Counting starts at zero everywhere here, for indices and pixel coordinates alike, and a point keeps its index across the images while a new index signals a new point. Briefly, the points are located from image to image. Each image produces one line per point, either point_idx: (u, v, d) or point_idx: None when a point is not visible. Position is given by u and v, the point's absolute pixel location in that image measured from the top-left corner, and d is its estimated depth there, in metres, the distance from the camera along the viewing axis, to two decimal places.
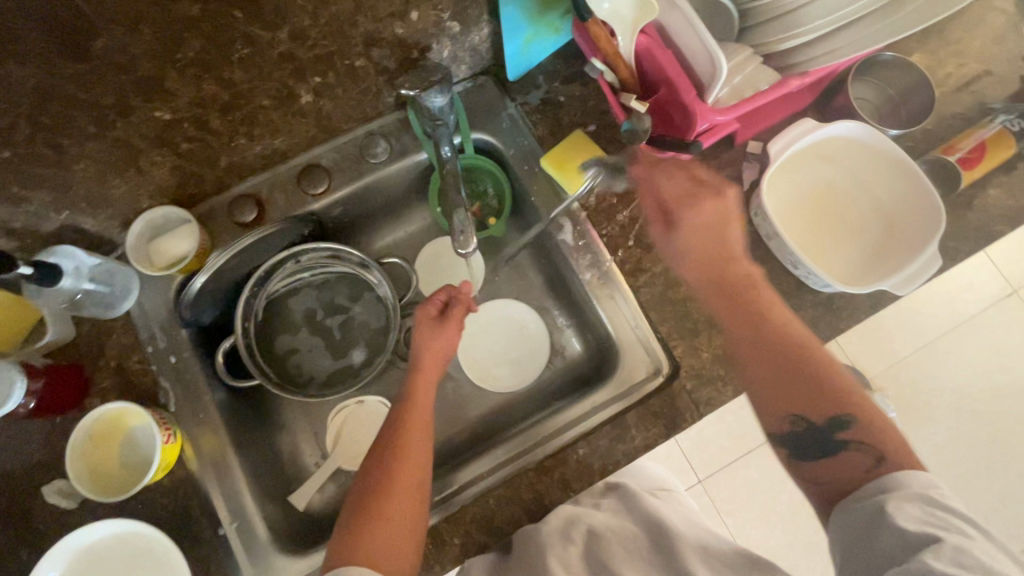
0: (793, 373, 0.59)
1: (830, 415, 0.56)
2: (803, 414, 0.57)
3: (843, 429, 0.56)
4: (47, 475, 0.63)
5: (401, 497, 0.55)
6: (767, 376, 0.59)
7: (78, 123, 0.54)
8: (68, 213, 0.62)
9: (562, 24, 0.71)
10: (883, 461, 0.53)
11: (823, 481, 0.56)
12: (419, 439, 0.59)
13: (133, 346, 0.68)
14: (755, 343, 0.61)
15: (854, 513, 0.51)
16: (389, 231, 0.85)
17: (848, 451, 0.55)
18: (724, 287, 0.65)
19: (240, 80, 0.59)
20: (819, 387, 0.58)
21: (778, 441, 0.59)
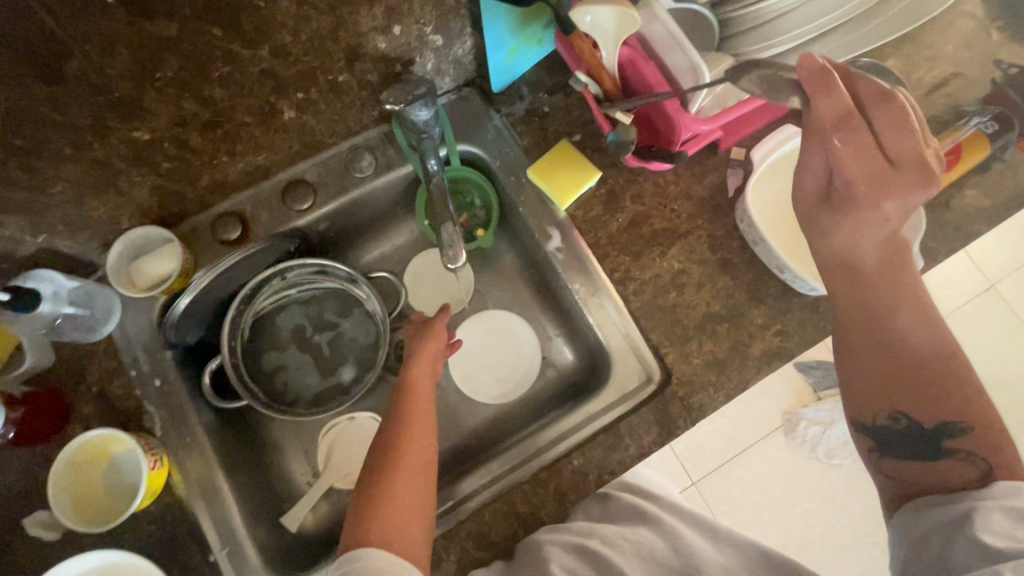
0: (914, 370, 0.55)
1: (943, 420, 0.53)
2: (908, 412, 0.55)
3: (952, 437, 0.53)
4: (28, 507, 0.61)
5: (409, 475, 0.58)
6: (879, 370, 0.56)
7: (54, 145, 0.53)
8: (45, 236, 0.61)
9: (545, 36, 0.71)
10: (987, 475, 0.50)
11: (912, 483, 0.54)
12: (420, 422, 0.62)
13: (115, 370, 0.67)
14: (881, 336, 0.56)
15: (931, 516, 0.50)
16: (376, 244, 0.84)
17: (949, 460, 0.52)
18: (856, 275, 0.57)
19: (220, 98, 0.59)
20: (942, 390, 0.54)
21: (869, 429, 0.57)
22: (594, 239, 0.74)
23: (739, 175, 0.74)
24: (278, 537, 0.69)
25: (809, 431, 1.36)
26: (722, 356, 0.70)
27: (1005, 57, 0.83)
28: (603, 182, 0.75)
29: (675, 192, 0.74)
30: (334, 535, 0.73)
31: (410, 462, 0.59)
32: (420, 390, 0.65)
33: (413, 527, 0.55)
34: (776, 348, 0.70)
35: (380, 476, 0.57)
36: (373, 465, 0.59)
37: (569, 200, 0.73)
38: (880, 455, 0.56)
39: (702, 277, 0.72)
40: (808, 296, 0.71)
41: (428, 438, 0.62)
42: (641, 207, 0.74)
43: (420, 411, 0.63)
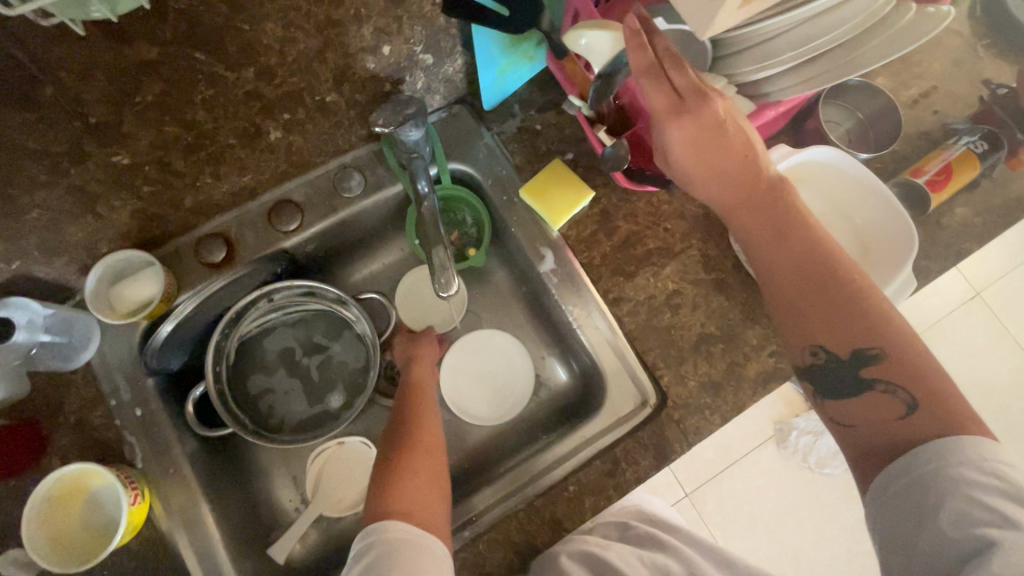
0: (821, 302, 0.53)
1: (856, 348, 0.52)
2: (829, 345, 0.53)
3: (868, 365, 0.51)
4: (2, 545, 0.59)
5: (423, 450, 0.59)
6: (787, 298, 0.55)
7: (28, 172, 0.51)
8: (20, 263, 0.58)
9: (536, 53, 0.70)
10: (916, 409, 0.48)
11: (856, 425, 0.52)
12: (428, 407, 0.65)
13: (95, 399, 0.64)
14: (783, 263, 0.55)
15: (891, 494, 0.46)
16: (366, 263, 0.83)
17: (875, 392, 0.50)
18: (755, 204, 0.57)
19: (204, 120, 0.57)
20: (850, 316, 0.52)
21: (806, 373, 0.55)
22: (588, 259, 0.73)
23: None
24: (265, 569, 0.67)
25: (801, 441, 1.35)
26: (718, 378, 0.69)
27: (992, 75, 0.83)
28: (597, 202, 0.74)
29: (668, 212, 0.74)
30: (323, 564, 0.71)
31: (423, 439, 0.60)
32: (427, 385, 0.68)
33: (436, 506, 0.55)
34: (771, 368, 0.69)
35: (395, 450, 0.59)
36: (388, 444, 0.61)
37: (562, 219, 0.72)
38: (823, 398, 0.54)
39: (697, 298, 0.71)
40: None
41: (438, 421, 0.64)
42: (635, 226, 0.73)
43: (428, 400, 0.66)
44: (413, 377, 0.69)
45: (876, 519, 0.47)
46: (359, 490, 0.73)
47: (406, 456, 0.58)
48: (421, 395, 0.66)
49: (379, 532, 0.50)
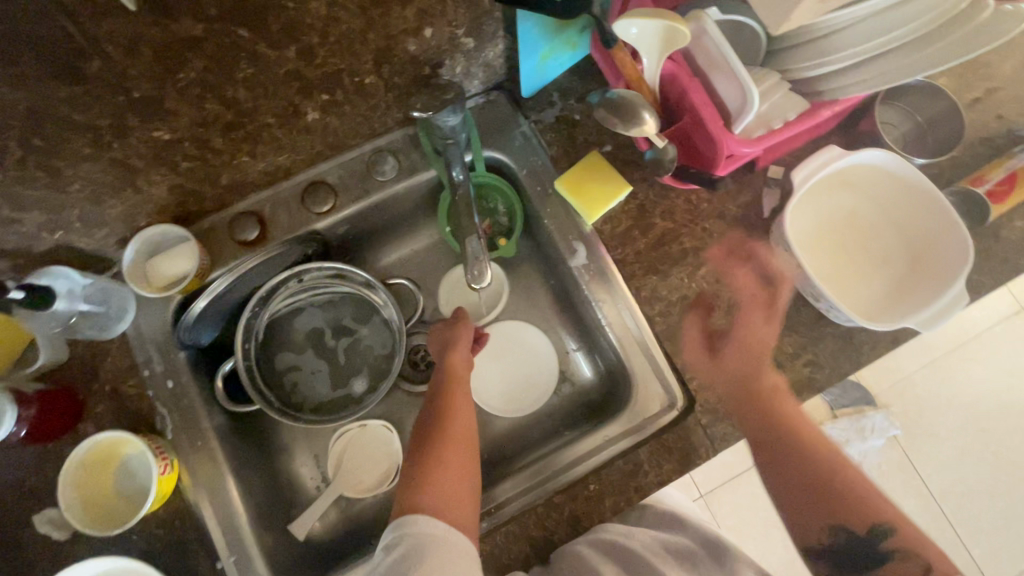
0: (828, 495, 0.59)
1: (870, 524, 0.57)
2: (850, 527, 0.57)
3: (885, 539, 0.56)
4: (39, 504, 0.61)
5: (452, 442, 0.58)
6: (795, 486, 0.60)
7: (72, 145, 0.51)
8: (62, 233, 0.59)
9: (579, 40, 0.68)
10: (929, 570, 0.54)
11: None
12: (461, 397, 0.63)
13: (129, 369, 0.66)
14: (790, 458, 0.61)
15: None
16: (395, 247, 0.82)
17: (893, 561, 0.56)
18: (760, 407, 0.63)
19: (243, 99, 0.56)
20: (849, 501, 0.58)
21: (823, 553, 0.59)
22: (621, 255, 0.71)
23: (777, 195, 0.72)
24: (285, 544, 0.68)
25: None
26: None
27: None
28: (634, 197, 0.72)
29: (707, 211, 0.72)
30: (342, 543, 0.72)
31: (452, 431, 0.59)
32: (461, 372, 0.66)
33: (465, 502, 0.54)
34: (805, 378, 0.67)
35: (425, 441, 0.59)
36: (421, 432, 0.60)
37: (597, 214, 0.70)
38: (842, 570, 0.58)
39: (732, 301, 0.69)
40: (842, 325, 0.69)
41: (470, 412, 0.62)
42: (672, 224, 0.71)
43: (460, 390, 0.64)
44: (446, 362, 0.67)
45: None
46: (380, 471, 0.74)
47: (434, 448, 0.57)
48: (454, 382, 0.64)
49: (400, 535, 0.50)
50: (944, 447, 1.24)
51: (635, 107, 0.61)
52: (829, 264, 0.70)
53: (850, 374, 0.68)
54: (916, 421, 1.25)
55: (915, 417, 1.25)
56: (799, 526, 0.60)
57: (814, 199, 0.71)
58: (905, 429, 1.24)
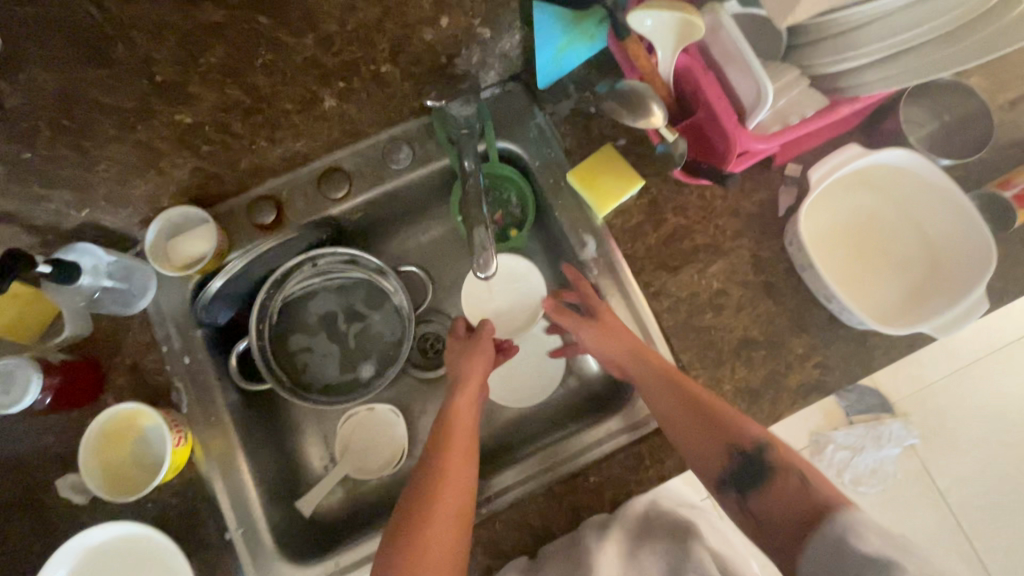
0: (717, 419, 0.58)
1: (755, 441, 0.56)
2: (742, 446, 0.56)
3: (766, 456, 0.55)
4: (63, 469, 0.64)
5: (445, 522, 0.54)
6: (680, 416, 0.59)
7: (100, 126, 0.53)
8: (89, 211, 0.62)
9: (597, 32, 0.66)
10: (811, 485, 0.51)
11: (768, 517, 0.52)
12: (462, 462, 0.59)
13: (149, 345, 0.68)
14: (670, 389, 0.60)
15: (834, 573, 0.43)
16: (408, 235, 0.83)
17: (777, 474, 0.54)
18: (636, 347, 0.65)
19: (263, 85, 0.58)
20: (735, 424, 0.57)
21: (725, 479, 0.56)
22: (631, 250, 0.71)
23: (793, 194, 0.71)
24: (292, 520, 0.70)
25: (836, 456, 1.04)
26: (756, 385, 0.66)
27: None
28: (647, 192, 0.72)
29: (721, 208, 0.71)
30: (346, 522, 0.74)
31: (446, 506, 0.55)
32: (464, 428, 0.62)
33: None
34: (815, 381, 0.66)
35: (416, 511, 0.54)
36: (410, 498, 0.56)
37: (608, 207, 0.70)
38: (745, 495, 0.55)
39: (742, 300, 0.69)
40: (855, 328, 0.67)
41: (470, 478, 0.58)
42: (684, 220, 0.71)
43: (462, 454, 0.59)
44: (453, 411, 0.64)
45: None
46: (386, 455, 0.75)
47: (425, 523, 0.53)
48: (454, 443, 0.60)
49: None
50: (963, 458, 1.11)
51: (644, 98, 0.61)
52: (845, 266, 0.68)
53: (861, 378, 0.67)
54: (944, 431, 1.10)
55: (943, 429, 1.10)
56: (701, 459, 0.58)
57: (831, 199, 0.70)
58: (924, 438, 1.10)
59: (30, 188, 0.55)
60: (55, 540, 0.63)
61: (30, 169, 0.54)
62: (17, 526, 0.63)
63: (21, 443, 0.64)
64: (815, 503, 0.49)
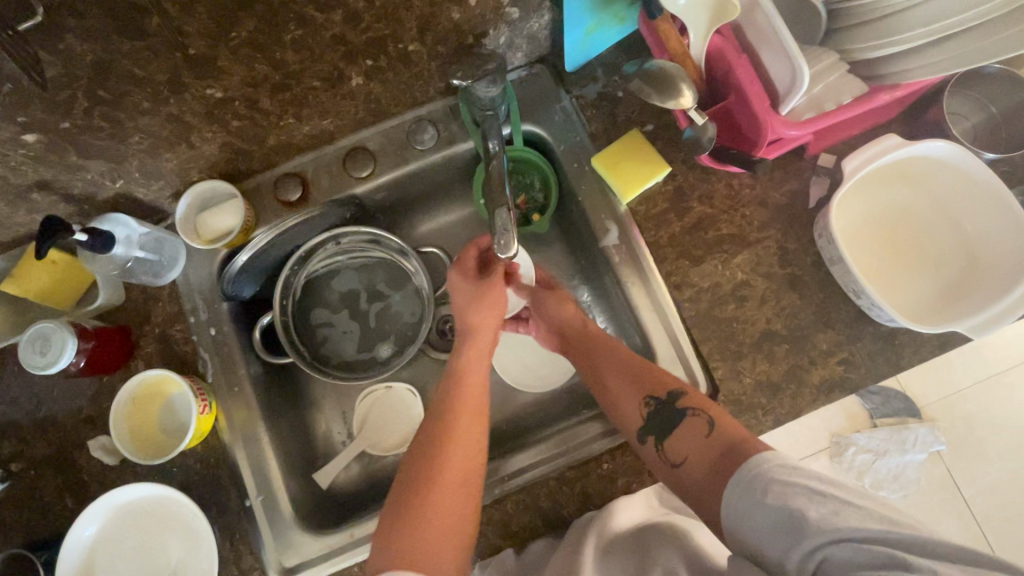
0: (636, 373, 0.63)
1: (668, 389, 0.61)
2: (656, 394, 0.61)
3: (680, 399, 0.60)
4: (94, 430, 0.67)
5: (451, 494, 0.54)
6: (602, 367, 0.66)
7: (133, 97, 0.54)
8: (122, 181, 0.64)
9: (628, 14, 0.66)
10: (715, 424, 0.56)
11: (687, 461, 0.56)
12: (468, 433, 0.59)
13: (177, 315, 0.70)
14: (593, 344, 0.69)
15: (750, 513, 0.47)
16: (430, 217, 0.83)
17: (687, 420, 0.58)
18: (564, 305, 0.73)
19: (291, 61, 0.58)
20: (650, 376, 0.62)
21: (645, 429, 0.60)
22: (653, 237, 0.70)
23: (825, 185, 0.69)
24: (309, 491, 0.72)
25: (857, 460, 1.01)
26: (777, 379, 0.65)
27: None
28: (672, 179, 0.70)
29: (748, 197, 0.69)
30: (362, 496, 0.75)
31: (449, 485, 0.54)
32: (474, 399, 0.62)
33: (449, 552, 0.50)
34: (838, 377, 0.65)
35: (422, 483, 0.54)
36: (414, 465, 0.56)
37: (632, 194, 0.69)
38: (662, 441, 0.59)
39: (767, 292, 0.67)
40: (884, 326, 0.65)
41: (477, 450, 0.58)
42: (710, 208, 0.69)
43: (470, 427, 0.59)
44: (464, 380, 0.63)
45: (728, 527, 0.49)
46: (402, 433, 0.76)
47: (431, 492, 0.53)
48: (460, 417, 0.60)
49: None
50: (995, 467, 1.07)
51: (674, 79, 0.59)
52: (874, 262, 0.66)
53: (888, 377, 0.65)
54: (975, 438, 1.07)
55: (974, 436, 1.07)
56: (620, 412, 0.62)
57: (863, 192, 0.68)
58: (951, 444, 1.06)
59: (67, 157, 0.57)
60: (87, 497, 0.66)
61: (67, 139, 0.55)
62: (51, 482, 0.66)
63: (58, 404, 0.68)
64: (729, 442, 0.53)
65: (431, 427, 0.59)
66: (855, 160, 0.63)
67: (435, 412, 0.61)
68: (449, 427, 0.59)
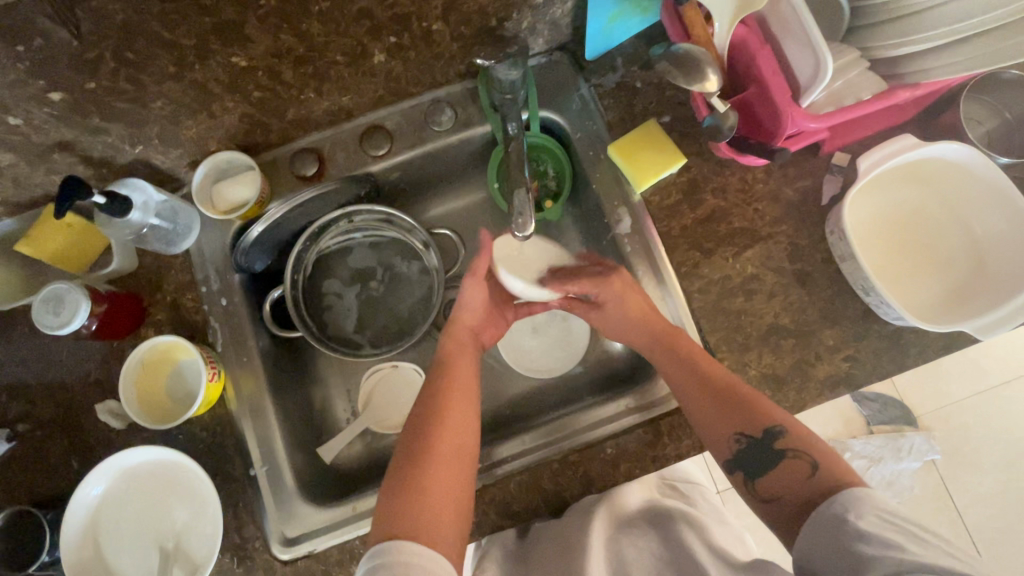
0: (722, 402, 0.58)
1: (764, 427, 0.56)
2: (747, 431, 0.56)
3: (778, 437, 0.55)
4: (103, 394, 0.68)
5: (448, 467, 0.56)
6: (684, 385, 0.60)
7: (159, 62, 0.55)
8: (141, 147, 0.64)
9: (650, 4, 0.66)
10: (817, 471, 0.51)
11: (781, 498, 0.52)
12: (461, 410, 0.61)
13: (189, 284, 0.71)
14: (679, 358, 0.62)
15: (832, 535, 0.45)
16: (443, 200, 0.84)
17: (786, 461, 0.53)
18: (644, 320, 0.66)
19: (316, 33, 0.58)
20: (742, 408, 0.57)
21: (731, 463, 0.56)
22: (666, 228, 0.70)
23: (838, 182, 0.70)
24: (313, 465, 0.72)
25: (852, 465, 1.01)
26: (782, 373, 0.65)
27: None
28: (687, 171, 0.71)
29: (762, 192, 0.70)
30: (364, 472, 0.75)
31: (443, 456, 0.56)
32: (460, 379, 0.64)
33: (444, 526, 0.52)
34: (843, 373, 0.65)
35: (418, 461, 0.56)
36: (411, 438, 0.59)
37: (647, 182, 0.70)
38: (753, 477, 0.55)
39: (776, 286, 0.68)
40: (891, 324, 0.66)
41: (470, 425, 0.60)
42: (723, 202, 0.70)
43: (461, 403, 0.61)
44: (455, 370, 0.65)
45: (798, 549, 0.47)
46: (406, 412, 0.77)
47: (428, 471, 0.55)
48: (452, 397, 0.62)
49: (387, 553, 0.47)
50: (989, 479, 1.07)
51: (702, 63, 0.57)
52: (882, 261, 0.67)
53: (892, 376, 0.66)
54: (970, 450, 1.07)
55: (969, 447, 1.07)
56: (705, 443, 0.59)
57: (874, 192, 0.68)
58: (945, 454, 1.07)
59: (89, 119, 0.58)
60: (92, 460, 0.66)
61: (91, 100, 0.56)
62: (57, 443, 0.66)
63: (68, 366, 0.68)
64: (830, 487, 0.49)
65: (427, 402, 0.62)
66: (871, 158, 0.64)
67: (428, 398, 0.62)
68: (445, 405, 0.61)
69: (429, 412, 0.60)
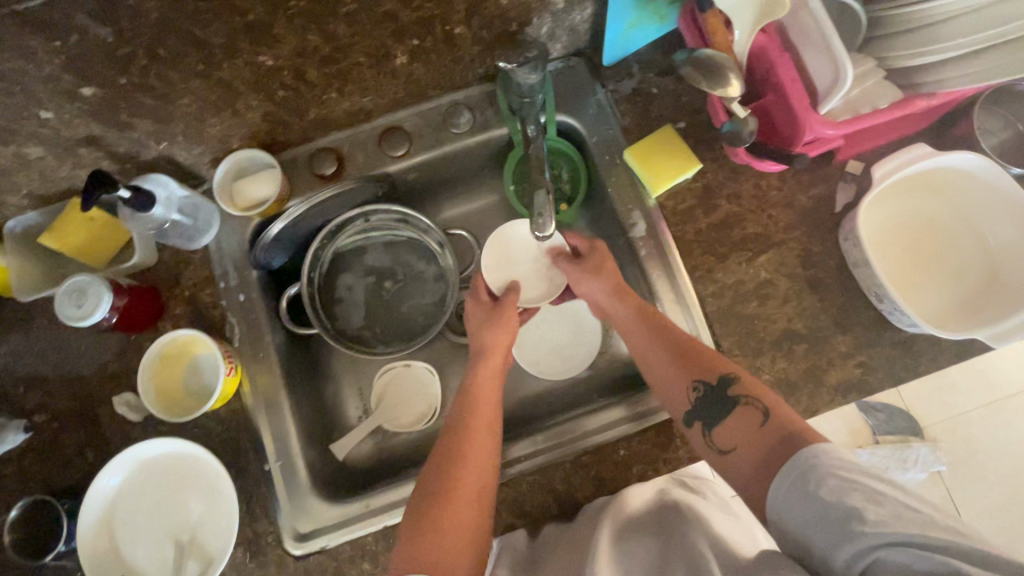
0: (683, 358, 0.61)
1: (718, 375, 0.58)
2: (703, 379, 0.59)
3: (732, 385, 0.57)
4: (121, 387, 0.68)
5: (468, 507, 0.55)
6: (651, 350, 0.64)
7: (188, 60, 0.56)
8: (166, 144, 0.66)
9: (669, 12, 0.67)
10: (768, 416, 0.53)
11: (734, 449, 0.54)
12: (484, 446, 0.59)
13: (207, 279, 0.71)
14: (646, 321, 0.66)
15: (800, 497, 0.45)
16: (458, 202, 0.85)
17: (739, 406, 0.55)
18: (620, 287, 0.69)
19: (342, 34, 0.59)
20: (700, 359, 0.60)
21: (691, 413, 0.58)
22: (680, 232, 0.71)
23: (852, 190, 0.70)
24: (325, 462, 0.72)
25: None
26: (795, 378, 0.66)
27: None
28: (702, 177, 0.72)
29: (776, 198, 0.71)
30: (376, 470, 0.76)
31: (463, 495, 0.56)
32: (484, 413, 0.62)
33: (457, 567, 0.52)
34: (855, 379, 0.66)
35: (437, 498, 0.55)
36: (431, 473, 0.58)
37: (662, 186, 0.70)
38: (710, 428, 0.57)
39: (789, 292, 0.68)
40: (904, 332, 0.66)
41: (490, 464, 0.59)
42: (738, 207, 0.71)
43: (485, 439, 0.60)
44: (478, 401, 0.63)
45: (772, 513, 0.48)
46: (417, 412, 0.77)
47: (448, 510, 0.54)
48: (474, 433, 0.60)
49: None
50: (993, 491, 1.06)
51: (723, 67, 0.58)
52: (897, 270, 0.68)
53: (904, 382, 0.66)
54: (976, 462, 1.07)
55: (976, 459, 1.06)
56: (667, 398, 0.61)
57: (889, 201, 0.69)
58: (952, 465, 1.06)
59: (117, 114, 0.59)
60: (108, 452, 0.67)
61: (121, 95, 0.57)
62: (74, 435, 0.67)
63: (87, 358, 0.69)
64: (785, 433, 0.50)
65: (449, 437, 0.60)
66: (886, 167, 0.64)
67: (451, 429, 0.62)
68: (462, 448, 0.59)
69: (451, 448, 0.59)
